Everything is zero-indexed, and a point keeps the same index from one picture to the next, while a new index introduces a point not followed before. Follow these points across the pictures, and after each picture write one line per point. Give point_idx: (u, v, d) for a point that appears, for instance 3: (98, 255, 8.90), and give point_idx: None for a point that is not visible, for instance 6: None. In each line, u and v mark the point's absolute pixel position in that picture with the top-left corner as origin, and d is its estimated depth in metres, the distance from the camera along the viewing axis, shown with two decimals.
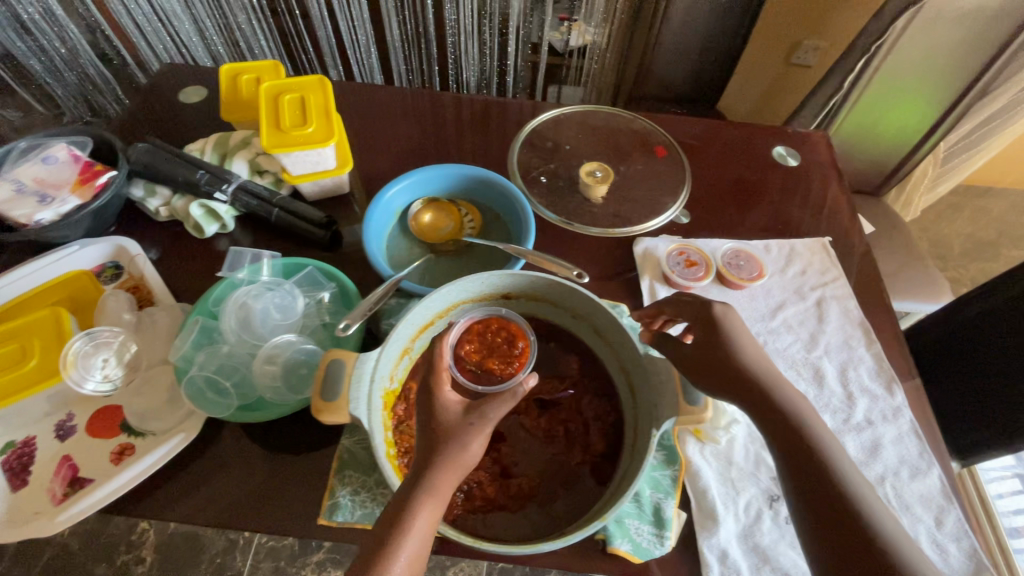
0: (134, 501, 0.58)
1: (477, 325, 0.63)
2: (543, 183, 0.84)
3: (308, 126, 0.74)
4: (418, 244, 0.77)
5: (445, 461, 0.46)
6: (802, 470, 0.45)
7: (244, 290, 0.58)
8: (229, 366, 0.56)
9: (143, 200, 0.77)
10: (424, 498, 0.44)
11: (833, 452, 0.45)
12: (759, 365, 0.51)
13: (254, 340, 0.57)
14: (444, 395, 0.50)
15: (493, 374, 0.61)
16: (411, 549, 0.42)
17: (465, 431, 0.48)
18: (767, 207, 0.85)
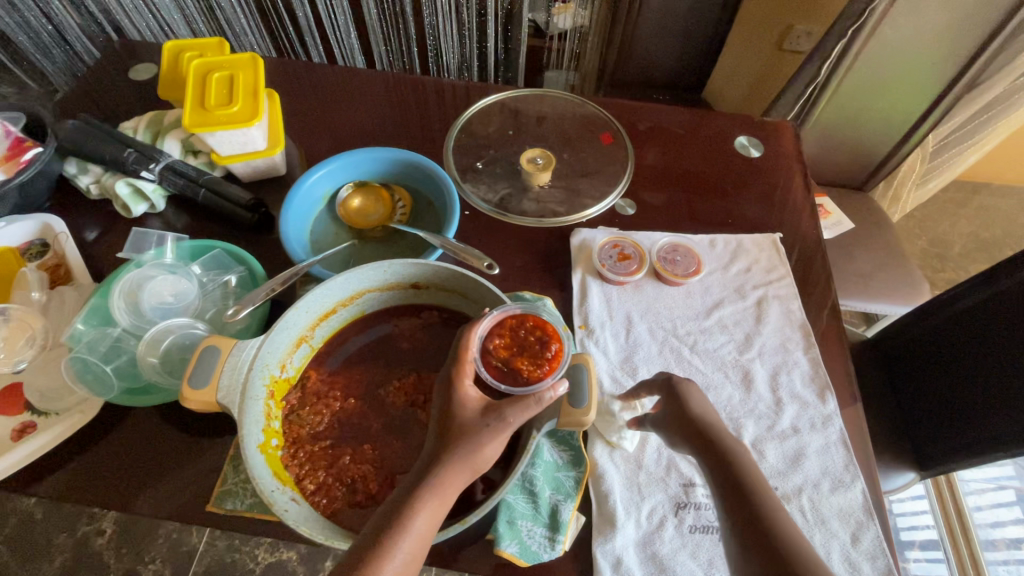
0: (27, 480, 0.57)
1: (513, 319, 0.58)
2: (480, 169, 0.81)
3: (233, 105, 0.72)
4: (345, 229, 0.74)
5: (453, 461, 0.45)
6: (743, 522, 0.45)
7: (137, 272, 0.59)
8: (116, 349, 0.57)
9: (75, 177, 0.77)
10: (428, 493, 0.43)
11: (770, 503, 0.45)
12: (714, 430, 0.52)
13: (143, 323, 0.58)
14: (465, 391, 0.49)
15: (521, 373, 0.56)
16: (410, 546, 0.41)
17: (482, 431, 0.46)
18: (717, 200, 0.81)
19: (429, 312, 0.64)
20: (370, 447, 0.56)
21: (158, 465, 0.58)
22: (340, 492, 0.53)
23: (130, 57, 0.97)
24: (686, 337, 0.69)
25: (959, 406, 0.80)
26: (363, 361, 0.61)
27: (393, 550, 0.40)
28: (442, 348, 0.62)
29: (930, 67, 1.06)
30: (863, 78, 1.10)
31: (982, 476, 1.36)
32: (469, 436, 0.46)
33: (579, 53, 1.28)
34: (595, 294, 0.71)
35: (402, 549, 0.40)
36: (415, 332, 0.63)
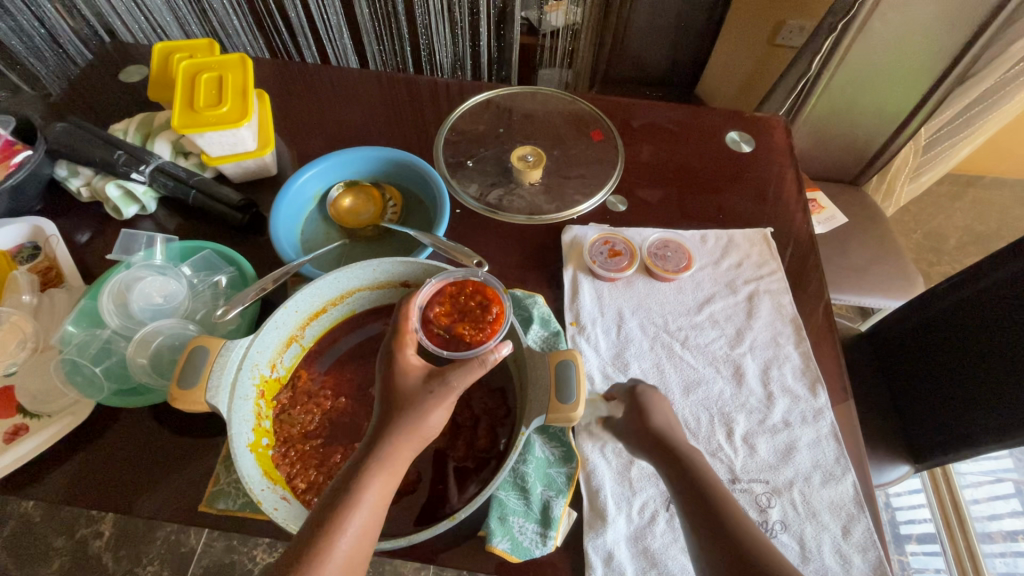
0: (18, 483, 0.57)
1: (452, 288, 0.60)
2: (470, 167, 0.81)
3: (222, 106, 0.72)
4: (335, 228, 0.74)
5: (397, 432, 0.45)
6: (702, 522, 0.43)
7: (125, 274, 0.59)
8: (106, 350, 0.57)
9: (65, 180, 0.76)
10: (376, 467, 0.43)
11: (731, 504, 0.43)
12: (672, 435, 0.50)
13: (133, 325, 0.58)
14: (405, 356, 0.50)
15: (463, 339, 0.58)
16: (364, 520, 0.40)
17: (424, 399, 0.46)
18: (708, 196, 0.81)
19: None
20: (361, 445, 0.56)
21: (152, 465, 0.58)
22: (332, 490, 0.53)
23: (121, 60, 0.97)
24: (677, 332, 0.69)
25: (953, 400, 0.81)
26: (354, 360, 0.61)
27: (346, 524, 0.40)
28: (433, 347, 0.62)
29: (921, 60, 1.06)
30: (853, 72, 1.10)
31: (978, 469, 1.37)
32: (411, 406, 0.46)
33: (571, 50, 1.28)
34: (587, 291, 0.72)
35: (353, 525, 0.40)
36: None
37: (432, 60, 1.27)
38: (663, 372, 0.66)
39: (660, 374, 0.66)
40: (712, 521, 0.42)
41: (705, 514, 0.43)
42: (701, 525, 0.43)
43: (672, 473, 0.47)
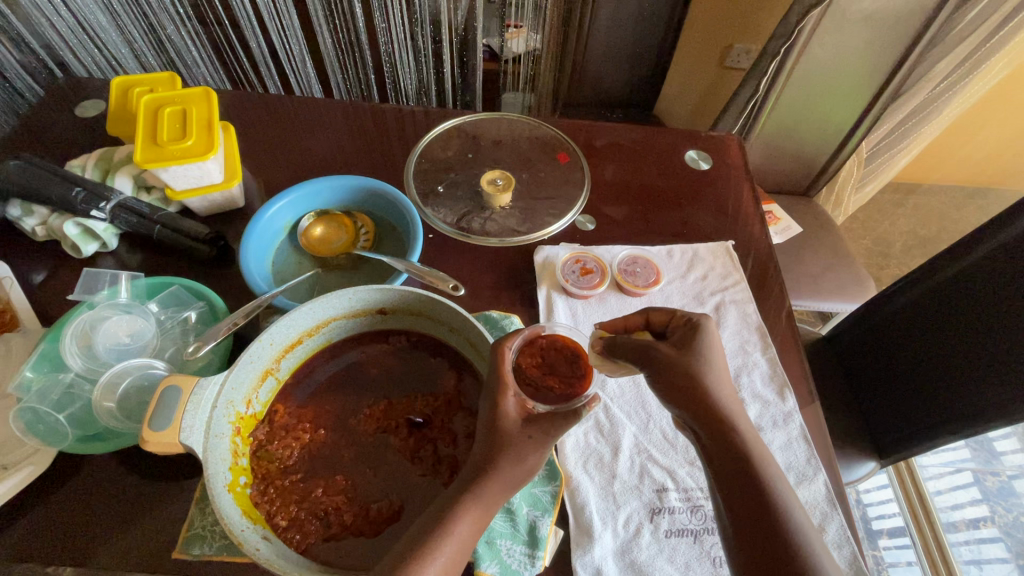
0: None
1: (542, 340, 0.61)
2: (441, 193, 0.82)
3: (187, 139, 0.71)
4: (307, 258, 0.74)
5: (496, 470, 0.47)
6: (731, 471, 0.48)
7: (90, 314, 0.57)
8: (68, 395, 0.54)
9: (19, 219, 0.74)
10: (472, 503, 0.46)
11: (762, 458, 0.48)
12: (711, 377, 0.51)
13: (98, 367, 0.56)
14: (507, 403, 0.49)
15: (553, 392, 0.57)
16: (448, 554, 0.43)
17: (523, 444, 0.47)
18: (672, 213, 0.84)
19: (397, 336, 0.63)
20: (341, 476, 0.55)
21: (118, 512, 0.55)
22: (314, 524, 0.52)
23: (74, 95, 0.94)
24: None
25: (910, 397, 0.85)
26: (332, 390, 0.61)
27: (435, 553, 0.43)
28: (410, 372, 0.62)
29: (860, 78, 1.14)
30: (799, 91, 1.18)
31: (939, 461, 1.44)
32: (512, 445, 0.47)
33: (533, 75, 1.32)
34: (561, 309, 0.73)
35: (442, 555, 0.43)
36: (383, 358, 0.63)
37: (397, 87, 1.28)
38: (639, 385, 0.67)
39: (637, 387, 0.67)
40: (765, 510, 0.46)
41: (758, 502, 0.46)
42: (728, 472, 0.48)
43: (725, 447, 0.48)
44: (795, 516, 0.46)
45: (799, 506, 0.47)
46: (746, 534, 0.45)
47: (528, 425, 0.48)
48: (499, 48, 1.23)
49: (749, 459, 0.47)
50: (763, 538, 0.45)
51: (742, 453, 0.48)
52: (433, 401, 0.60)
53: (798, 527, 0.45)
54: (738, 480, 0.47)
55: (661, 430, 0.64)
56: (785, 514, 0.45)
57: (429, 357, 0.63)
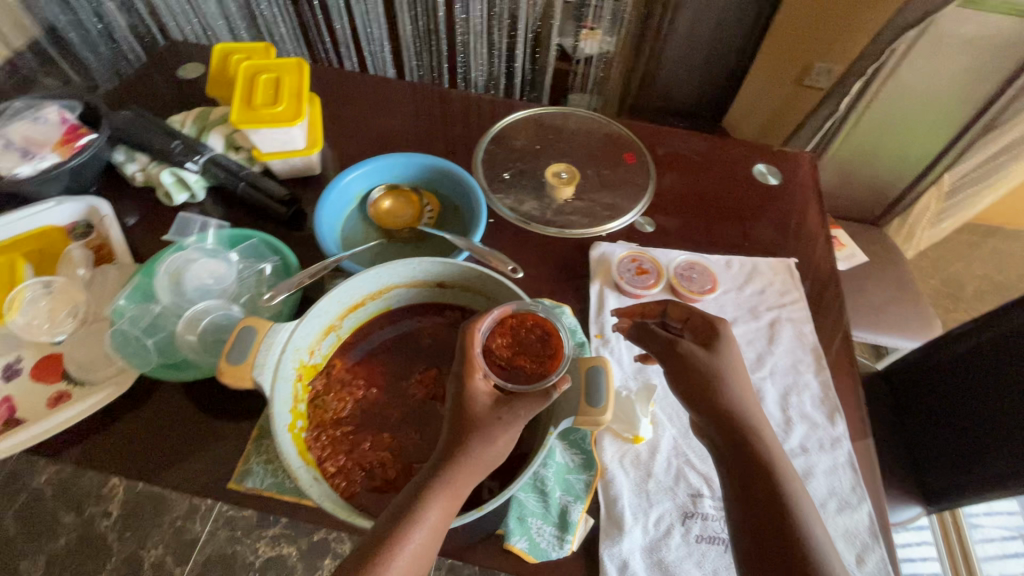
0: (54, 445, 0.59)
1: (512, 320, 0.59)
2: (506, 179, 0.84)
3: (278, 105, 0.76)
4: (374, 228, 0.78)
5: (465, 455, 0.47)
6: (744, 469, 0.48)
7: (182, 255, 0.62)
8: (156, 325, 0.60)
9: (122, 164, 0.81)
10: (440, 490, 0.45)
11: (778, 462, 0.48)
12: (727, 379, 0.52)
13: (184, 303, 0.61)
14: (474, 384, 0.51)
15: (523, 370, 0.57)
16: (419, 540, 0.43)
17: (492, 425, 0.48)
18: (734, 224, 0.83)
19: (452, 310, 0.66)
20: (388, 435, 0.58)
21: (183, 439, 0.60)
22: (358, 475, 0.54)
23: (178, 57, 1.02)
24: None
25: (962, 443, 0.81)
26: (386, 354, 0.64)
27: (405, 537, 0.42)
28: None
29: (949, 107, 1.09)
30: (880, 116, 1.14)
31: (991, 521, 1.35)
32: (484, 429, 0.48)
33: (603, 77, 1.34)
34: (612, 305, 0.73)
35: (412, 540, 0.42)
36: (438, 330, 0.65)
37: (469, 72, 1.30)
38: None
39: None
40: (774, 507, 0.46)
41: (769, 501, 0.46)
42: (738, 470, 0.48)
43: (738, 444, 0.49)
44: (807, 519, 0.45)
45: (814, 515, 0.46)
46: (758, 525, 0.46)
47: (497, 407, 0.49)
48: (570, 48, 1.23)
49: (770, 465, 0.48)
50: (771, 534, 0.45)
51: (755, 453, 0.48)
52: None
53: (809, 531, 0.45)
54: (749, 478, 0.48)
55: None
56: (797, 516, 0.45)
57: None
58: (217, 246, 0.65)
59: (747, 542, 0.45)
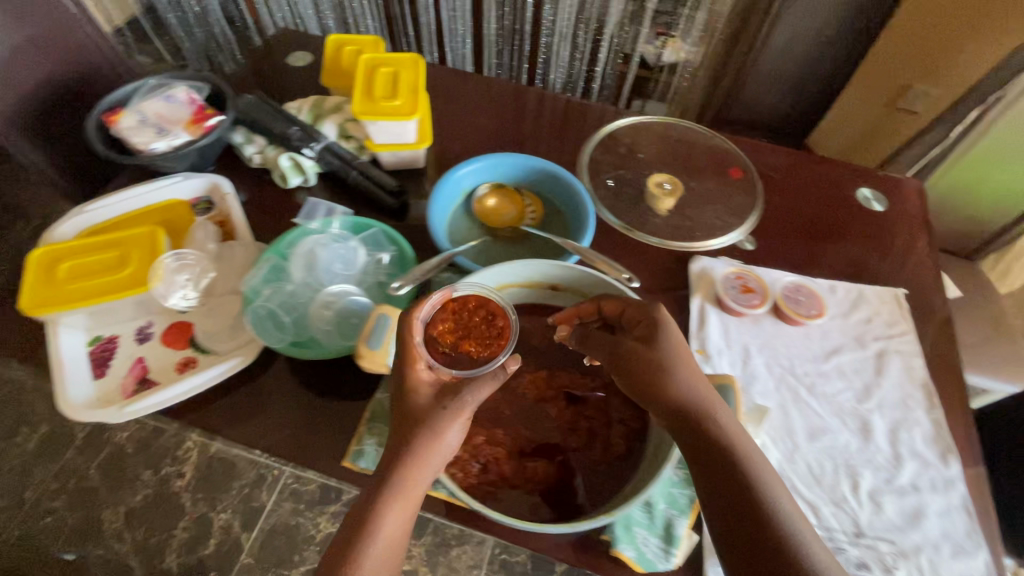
0: (183, 408, 0.62)
1: (455, 303, 0.60)
2: (609, 186, 0.83)
3: (396, 100, 0.78)
4: (478, 226, 0.79)
5: (412, 454, 0.48)
6: (711, 460, 0.48)
7: (314, 239, 0.66)
8: (290, 303, 0.63)
9: (241, 145, 0.84)
10: (395, 491, 0.47)
11: (741, 451, 0.48)
12: (676, 372, 0.51)
13: (316, 285, 0.65)
14: (418, 375, 0.51)
15: (469, 355, 0.58)
16: (385, 538, 0.46)
17: (438, 419, 0.49)
18: (839, 249, 0.81)
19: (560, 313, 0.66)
20: (501, 431, 0.59)
21: (302, 414, 0.63)
22: (474, 467, 0.56)
23: (287, 45, 1.06)
24: (803, 376, 0.69)
25: None
26: None
27: (372, 538, 0.46)
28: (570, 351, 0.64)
29: None
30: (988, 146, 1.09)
31: None
32: (430, 424, 0.49)
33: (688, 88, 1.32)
34: (714, 322, 0.73)
35: (378, 540, 0.46)
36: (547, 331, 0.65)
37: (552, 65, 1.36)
38: (788, 414, 0.66)
39: (786, 417, 0.65)
40: (741, 497, 0.46)
41: (737, 491, 0.46)
42: (705, 461, 0.48)
43: (700, 436, 0.49)
44: (777, 503, 0.45)
45: (785, 497, 0.46)
46: (731, 517, 0.46)
47: (440, 398, 0.50)
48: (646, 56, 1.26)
49: (733, 452, 0.48)
50: (745, 523, 0.45)
51: (715, 443, 0.48)
52: (591, 382, 0.62)
53: (781, 515, 0.45)
54: (715, 469, 0.47)
55: (807, 463, 0.62)
56: (766, 502, 0.45)
57: None
58: (342, 232, 0.68)
59: (718, 528, 0.46)
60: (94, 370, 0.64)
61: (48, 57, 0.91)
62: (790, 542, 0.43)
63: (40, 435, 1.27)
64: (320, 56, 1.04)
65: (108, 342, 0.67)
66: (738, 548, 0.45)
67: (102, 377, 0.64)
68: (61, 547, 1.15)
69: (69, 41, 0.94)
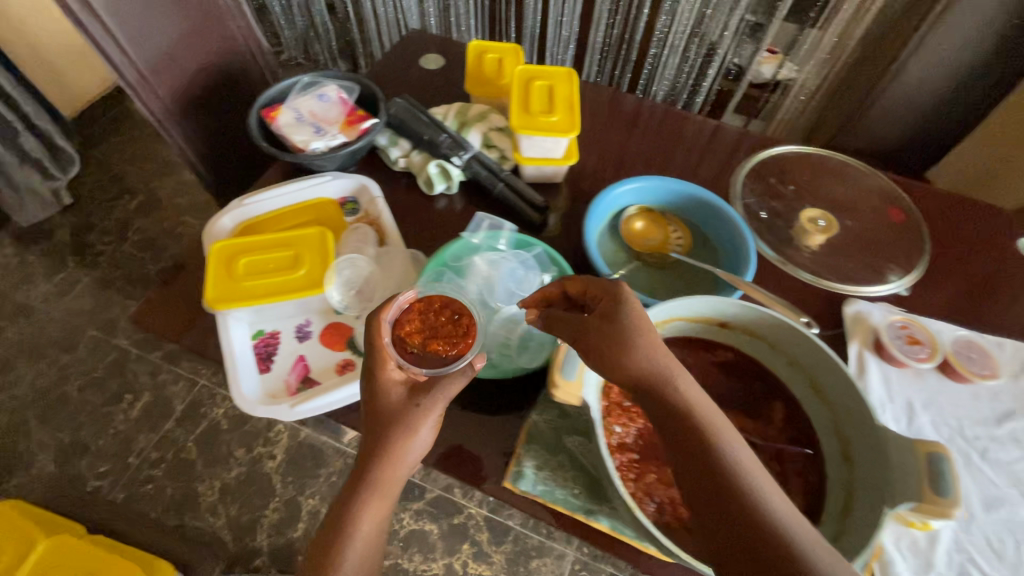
0: (348, 414, 0.63)
1: (421, 304, 0.61)
2: (762, 219, 0.80)
3: (553, 115, 0.77)
4: (624, 249, 0.77)
5: (382, 452, 0.51)
6: (685, 449, 0.43)
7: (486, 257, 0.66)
8: None
9: (386, 148, 0.85)
10: (369, 488, 0.51)
11: (720, 437, 0.42)
12: (642, 352, 0.47)
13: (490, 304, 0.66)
14: (386, 375, 0.54)
15: (437, 353, 0.58)
16: (363, 532, 0.51)
17: (406, 419, 0.52)
18: (1010, 303, 0.75)
19: (724, 351, 0.64)
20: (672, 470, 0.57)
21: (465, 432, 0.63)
22: (649, 507, 0.55)
23: (420, 47, 1.07)
24: (974, 440, 0.65)
25: None
26: None
27: (353, 531, 0.51)
28: (734, 391, 0.63)
29: None
30: None
31: None
32: (398, 422, 0.52)
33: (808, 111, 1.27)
34: (874, 371, 0.69)
35: (359, 534, 0.51)
36: (709, 369, 0.64)
37: (657, 73, 1.52)
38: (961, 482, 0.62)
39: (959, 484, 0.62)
40: (717, 489, 0.40)
41: (710, 482, 0.41)
42: (678, 451, 0.43)
43: (670, 420, 0.44)
44: (763, 496, 0.39)
45: (775, 492, 0.40)
46: (710, 513, 0.40)
47: (413, 397, 0.53)
48: (749, 69, 1.40)
49: (708, 438, 0.42)
50: (723, 520, 0.39)
51: (689, 429, 0.43)
52: (758, 425, 0.61)
53: (769, 511, 0.38)
54: (688, 458, 0.42)
55: (984, 536, 0.59)
56: (749, 496, 0.39)
57: (751, 383, 0.64)
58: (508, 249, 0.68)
59: (703, 528, 0.40)
60: (259, 365, 0.66)
61: (203, 49, 0.93)
62: (781, 540, 0.37)
63: (142, 403, 1.33)
64: (452, 61, 1.04)
65: (270, 337, 0.68)
66: (720, 549, 0.39)
67: (267, 372, 0.66)
68: (159, 515, 1.19)
69: (218, 34, 0.94)
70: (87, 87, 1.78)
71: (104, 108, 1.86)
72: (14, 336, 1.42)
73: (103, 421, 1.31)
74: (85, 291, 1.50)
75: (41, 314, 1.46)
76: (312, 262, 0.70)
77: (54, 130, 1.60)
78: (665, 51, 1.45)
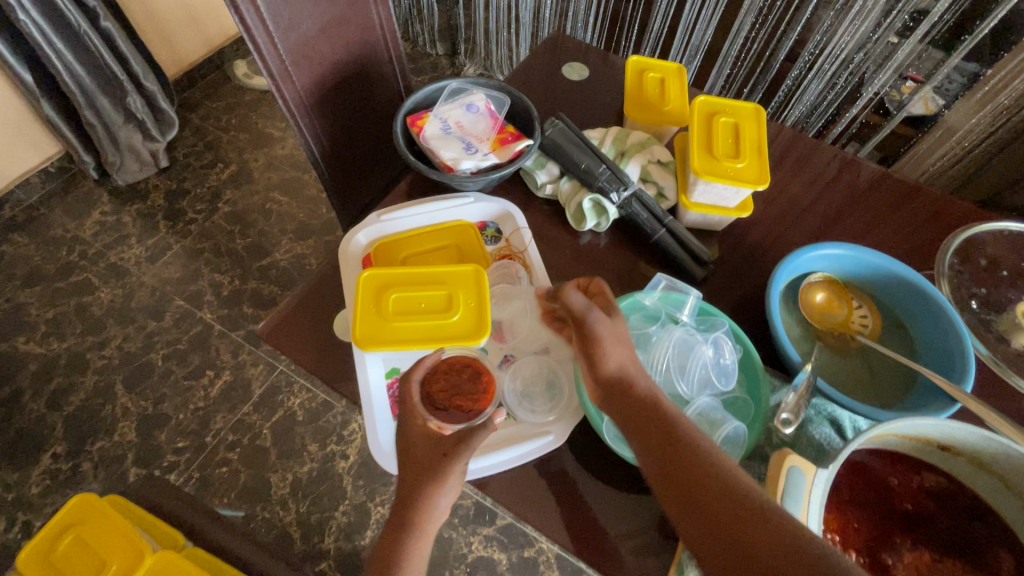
0: (489, 481, 0.58)
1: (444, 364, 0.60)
2: (973, 309, 0.68)
3: (739, 160, 0.67)
4: (801, 323, 0.67)
5: (418, 495, 0.50)
6: (662, 455, 0.46)
7: (677, 331, 0.57)
8: None
9: (532, 171, 0.77)
10: (412, 534, 0.50)
11: (690, 437, 0.46)
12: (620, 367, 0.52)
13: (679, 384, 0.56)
14: (416, 431, 0.53)
15: (461, 412, 0.57)
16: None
17: (441, 464, 0.51)
18: None
19: (934, 474, 0.54)
20: None
21: (626, 525, 0.56)
22: None
23: (564, 55, 0.98)
24: None
25: None
26: (857, 506, 0.53)
27: None
28: (951, 530, 0.52)
29: None
30: None
31: None
32: (432, 471, 0.51)
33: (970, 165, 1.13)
34: None
35: None
36: (918, 495, 0.53)
37: (793, 98, 1.33)
38: None
39: None
40: (700, 486, 0.43)
41: (694, 479, 0.43)
42: (657, 463, 0.46)
43: (650, 431, 0.48)
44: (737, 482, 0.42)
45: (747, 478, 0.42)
46: (704, 513, 0.42)
47: (441, 445, 0.52)
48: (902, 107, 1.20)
49: (681, 439, 0.46)
50: (718, 518, 0.41)
51: (663, 434, 0.47)
52: None
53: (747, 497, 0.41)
54: (671, 464, 0.45)
55: None
56: (730, 486, 0.42)
57: (968, 521, 0.53)
58: (687, 320, 0.60)
59: (700, 535, 0.41)
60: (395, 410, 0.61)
61: (344, 39, 0.87)
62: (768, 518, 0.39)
63: (222, 381, 1.32)
64: (599, 73, 0.95)
65: None
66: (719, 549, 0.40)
67: None
68: (231, 501, 1.19)
69: (360, 26, 0.88)
70: (191, 50, 1.77)
71: (206, 71, 1.85)
72: (106, 297, 1.43)
73: (184, 396, 1.31)
74: (175, 259, 1.50)
75: (132, 277, 1.47)
76: (465, 304, 0.63)
77: (159, 92, 1.56)
78: (810, 74, 1.26)
